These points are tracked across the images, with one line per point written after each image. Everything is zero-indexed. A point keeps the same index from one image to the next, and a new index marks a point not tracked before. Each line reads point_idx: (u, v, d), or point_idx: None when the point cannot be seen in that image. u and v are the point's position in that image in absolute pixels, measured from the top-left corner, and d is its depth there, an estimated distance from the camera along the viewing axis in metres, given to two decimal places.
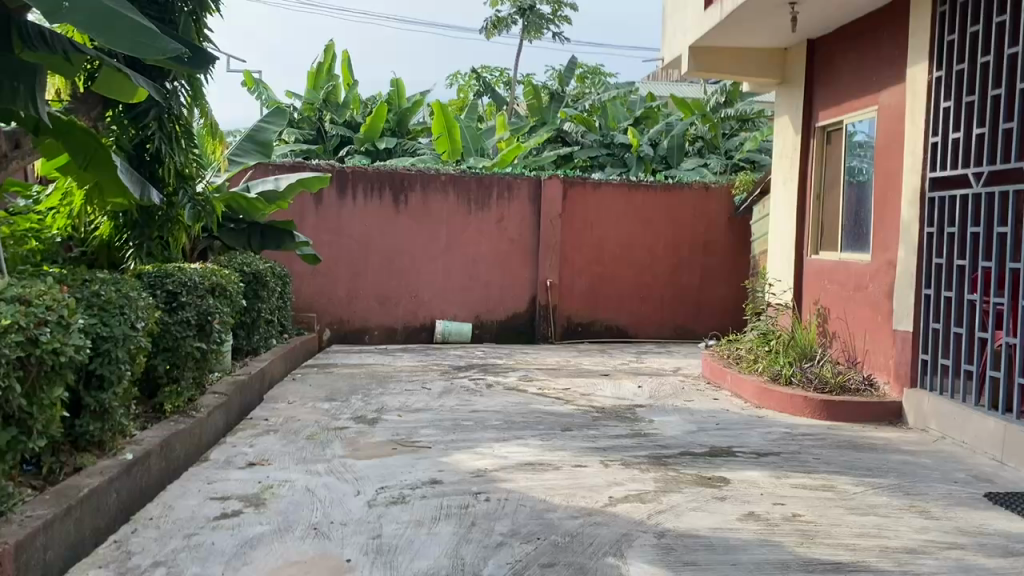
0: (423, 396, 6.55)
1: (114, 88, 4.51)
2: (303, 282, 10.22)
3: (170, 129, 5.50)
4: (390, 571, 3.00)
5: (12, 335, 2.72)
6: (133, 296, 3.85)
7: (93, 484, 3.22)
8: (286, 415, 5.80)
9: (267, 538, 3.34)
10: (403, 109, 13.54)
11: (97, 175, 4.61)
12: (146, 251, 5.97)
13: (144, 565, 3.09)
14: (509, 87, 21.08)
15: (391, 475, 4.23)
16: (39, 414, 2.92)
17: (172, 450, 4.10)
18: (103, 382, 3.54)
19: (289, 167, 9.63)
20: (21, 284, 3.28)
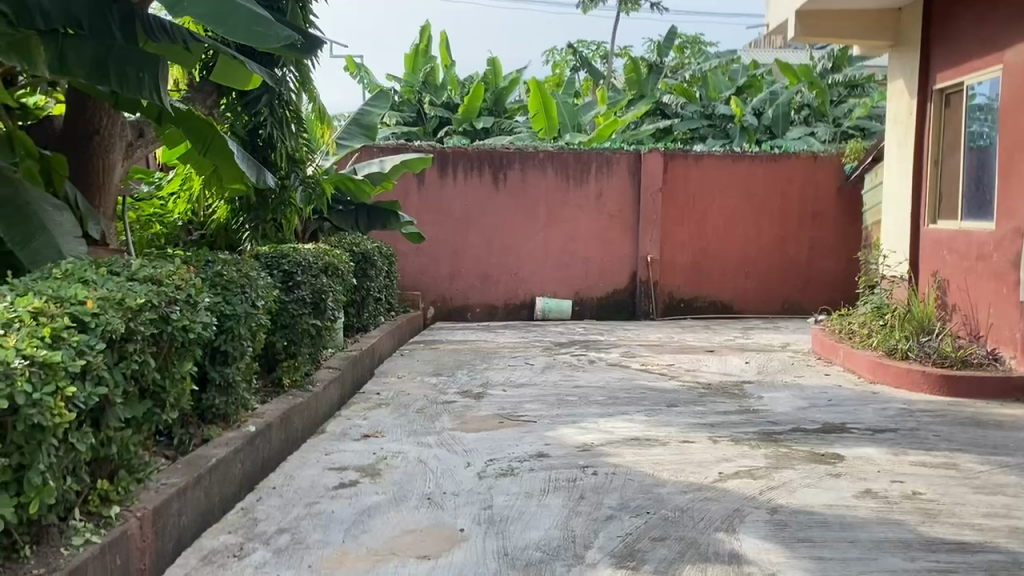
0: (527, 371, 6.62)
1: (231, 77, 4.69)
2: (406, 260, 10.44)
3: (281, 115, 5.73)
4: (502, 541, 3.06)
5: (147, 314, 2.89)
6: (252, 277, 4.03)
7: (220, 454, 3.40)
8: (395, 389, 5.96)
9: (383, 507, 3.45)
10: (500, 87, 13.60)
11: (214, 161, 4.82)
12: (261, 233, 6.16)
13: (270, 531, 3.25)
14: (606, 61, 20.87)
15: (499, 448, 4.29)
16: (171, 388, 3.10)
17: (291, 422, 4.28)
18: (227, 358, 3.73)
19: (392, 149, 9.84)
20: (152, 264, 3.47)
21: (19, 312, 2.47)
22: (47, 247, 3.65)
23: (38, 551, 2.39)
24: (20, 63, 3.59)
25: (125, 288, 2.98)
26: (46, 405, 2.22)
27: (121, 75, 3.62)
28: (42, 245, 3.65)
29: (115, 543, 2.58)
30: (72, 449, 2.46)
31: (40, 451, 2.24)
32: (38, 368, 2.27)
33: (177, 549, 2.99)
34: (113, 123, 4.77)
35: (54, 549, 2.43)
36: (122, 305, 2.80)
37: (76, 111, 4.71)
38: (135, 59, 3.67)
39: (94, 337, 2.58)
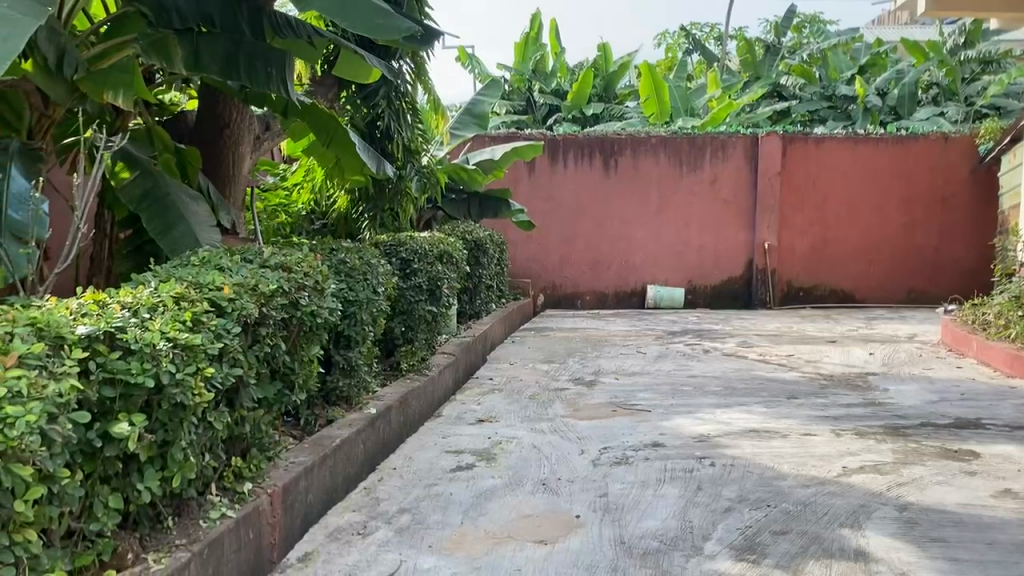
0: (640, 360, 6.57)
1: (349, 67, 4.81)
2: (517, 248, 10.52)
3: (397, 106, 5.88)
4: (619, 529, 3.05)
5: (278, 300, 3.02)
6: (374, 264, 4.15)
7: (344, 435, 3.52)
8: (508, 375, 6.03)
9: (500, 492, 3.49)
10: (611, 73, 13.53)
11: (337, 153, 4.97)
12: (379, 221, 6.41)
13: (392, 511, 3.35)
14: (720, 43, 20.38)
15: (613, 436, 4.28)
16: (299, 369, 3.25)
17: (409, 406, 4.40)
18: (349, 342, 3.86)
19: (504, 138, 9.93)
20: (283, 252, 3.62)
21: (163, 297, 2.61)
22: (186, 236, 3.86)
23: (179, 523, 2.53)
24: (159, 62, 3.71)
25: (257, 275, 3.11)
26: (187, 384, 2.35)
27: (250, 70, 3.79)
28: (181, 234, 3.86)
29: (248, 518, 2.71)
30: (211, 427, 2.60)
31: (182, 428, 2.38)
32: (180, 350, 2.40)
33: (304, 527, 3.12)
34: (243, 117, 4.99)
35: (194, 521, 2.58)
36: (255, 290, 2.93)
37: (208, 107, 4.95)
38: (264, 54, 3.83)
39: (230, 321, 2.71)
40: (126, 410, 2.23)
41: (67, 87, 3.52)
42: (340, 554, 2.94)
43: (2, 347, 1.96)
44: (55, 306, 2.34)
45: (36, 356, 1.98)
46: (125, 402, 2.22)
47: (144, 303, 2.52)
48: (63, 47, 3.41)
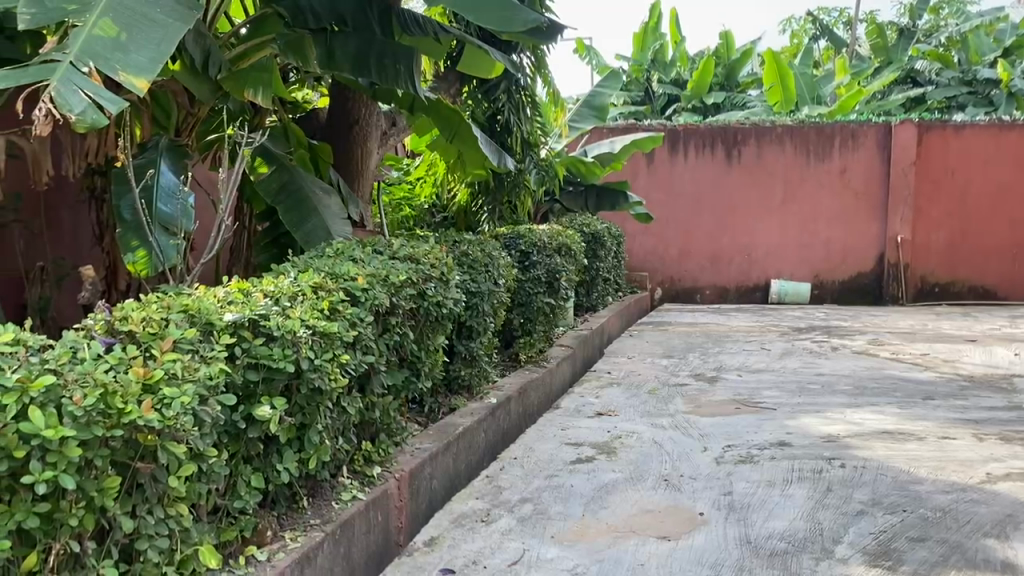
0: (764, 356, 6.40)
1: (475, 62, 4.87)
2: (635, 241, 10.41)
3: (517, 99, 5.92)
4: (744, 528, 2.99)
5: (406, 290, 3.10)
6: (495, 256, 4.20)
7: (466, 423, 3.58)
8: (627, 369, 5.99)
9: (621, 485, 3.48)
10: (732, 61, 13.14)
11: (460, 146, 5.04)
12: (498, 214, 6.52)
13: (514, 499, 3.39)
14: (849, 27, 19.54)
15: (738, 434, 4.18)
16: (425, 358, 3.34)
17: (528, 397, 4.43)
18: (472, 333, 3.94)
19: (622, 129, 9.86)
20: (409, 244, 3.70)
21: (302, 286, 2.73)
22: (319, 229, 4.02)
23: (314, 503, 2.65)
24: (295, 59, 3.88)
25: (388, 265, 3.20)
26: (324, 370, 2.45)
27: (381, 67, 3.94)
28: (314, 226, 4.03)
29: (378, 500, 2.79)
30: (344, 412, 2.71)
31: (319, 412, 2.48)
32: (318, 337, 2.50)
33: (430, 511, 3.20)
34: (371, 112, 5.14)
35: (327, 502, 2.69)
36: (386, 281, 3.02)
37: (339, 104, 5.12)
38: (393, 51, 3.97)
39: (363, 310, 2.81)
40: (268, 393, 2.35)
41: (211, 87, 3.70)
42: (465, 540, 3.00)
43: (159, 332, 2.09)
44: (205, 293, 2.48)
45: (189, 341, 2.11)
46: (267, 385, 2.34)
47: (285, 292, 2.64)
48: (209, 48, 3.55)
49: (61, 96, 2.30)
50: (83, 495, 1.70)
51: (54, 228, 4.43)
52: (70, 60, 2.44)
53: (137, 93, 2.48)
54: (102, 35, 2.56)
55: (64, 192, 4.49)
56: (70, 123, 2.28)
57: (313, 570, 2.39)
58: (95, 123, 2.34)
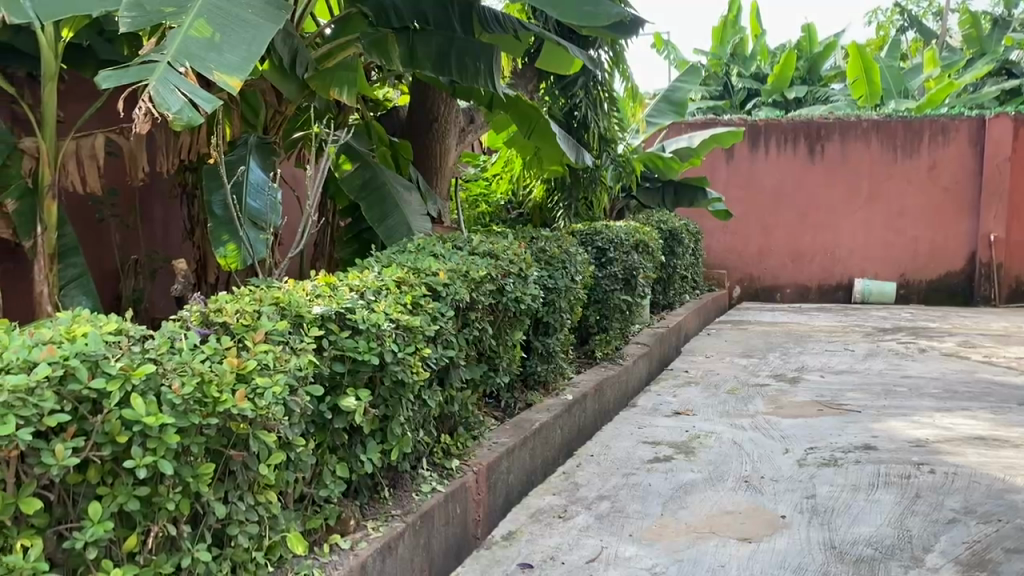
0: (847, 357, 6.23)
1: (555, 60, 4.87)
2: (713, 238, 10.27)
3: (595, 96, 5.88)
4: (828, 532, 2.92)
5: (486, 286, 3.13)
6: (572, 252, 4.19)
7: (542, 419, 3.59)
8: (705, 368, 5.91)
9: (700, 485, 3.44)
10: (815, 54, 12.83)
11: (538, 143, 5.04)
12: (574, 210, 6.48)
13: (591, 497, 3.38)
14: (940, 17, 18.85)
15: (821, 437, 4.09)
16: (503, 353, 3.36)
17: (604, 394, 4.41)
18: (548, 328, 3.95)
19: (701, 124, 9.73)
20: (488, 240, 3.72)
21: (386, 281, 2.78)
22: (399, 225, 4.09)
23: (395, 494, 2.69)
24: (380, 59, 3.95)
25: (468, 261, 3.23)
26: (407, 363, 2.49)
27: (461, 68, 4.00)
28: (395, 222, 4.10)
29: (456, 493, 2.82)
30: (425, 405, 2.75)
31: (401, 405, 2.52)
32: (402, 331, 2.54)
33: (506, 506, 3.21)
34: (450, 110, 5.18)
35: (407, 493, 2.73)
36: (467, 276, 3.05)
37: (419, 102, 5.18)
38: (473, 50, 4.00)
39: (444, 304, 2.84)
40: (353, 384, 2.40)
41: (297, 84, 3.79)
42: (542, 535, 3.01)
43: (251, 324, 2.16)
44: (294, 287, 2.55)
45: (280, 332, 2.17)
46: (352, 376, 2.39)
47: (370, 286, 2.69)
48: (296, 47, 3.64)
49: (159, 95, 2.40)
50: (180, 480, 1.76)
51: (148, 223, 4.61)
52: (167, 61, 2.52)
53: (230, 92, 2.57)
54: (197, 36, 2.64)
55: (157, 188, 4.68)
56: (168, 121, 2.38)
57: (394, 560, 2.43)
58: (190, 121, 2.43)
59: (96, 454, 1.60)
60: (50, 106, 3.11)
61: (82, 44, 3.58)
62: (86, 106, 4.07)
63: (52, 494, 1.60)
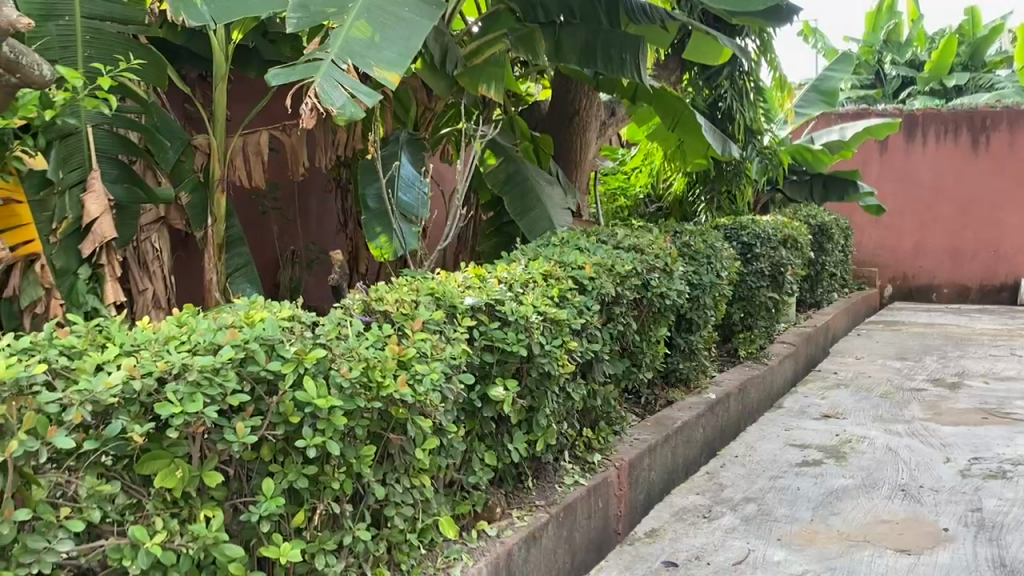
0: (1014, 363, 5.82)
1: (702, 50, 4.78)
2: (863, 233, 9.81)
3: (741, 86, 5.71)
4: (998, 549, 2.73)
5: (632, 280, 3.10)
6: (717, 247, 4.10)
7: (685, 418, 3.53)
8: (855, 370, 5.65)
9: (853, 491, 3.30)
10: (979, 38, 11.98)
11: (682, 135, 4.95)
12: (716, 204, 6.40)
13: (737, 498, 3.30)
14: None
15: (986, 446, 3.83)
16: (647, 349, 3.34)
17: (748, 394, 4.29)
18: (691, 326, 3.89)
19: (853, 114, 9.30)
20: (634, 234, 3.69)
21: (533, 274, 2.81)
22: (542, 218, 4.13)
23: (538, 485, 2.73)
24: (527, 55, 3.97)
25: (613, 255, 3.21)
26: (554, 355, 2.51)
27: (607, 59, 3.98)
28: (537, 216, 4.14)
29: (599, 487, 2.82)
30: (570, 398, 2.76)
31: (547, 397, 2.55)
32: (549, 323, 2.56)
33: (648, 503, 3.18)
34: (592, 102, 5.16)
35: (551, 484, 2.75)
36: (612, 270, 3.03)
37: (561, 95, 5.19)
38: (620, 41, 3.97)
39: (591, 298, 2.84)
40: (501, 374, 2.45)
41: (447, 81, 3.88)
42: (687, 535, 2.97)
43: (410, 312, 2.24)
44: (446, 278, 2.62)
45: (436, 322, 2.24)
46: (501, 366, 2.44)
47: (518, 279, 2.72)
48: (447, 45, 3.76)
49: (324, 91, 2.50)
50: (344, 460, 1.86)
51: (305, 215, 4.83)
52: (331, 59, 2.63)
53: (389, 87, 2.66)
54: (359, 36, 2.74)
55: (313, 182, 4.89)
56: (331, 115, 2.48)
57: (538, 550, 2.45)
58: (352, 116, 2.52)
59: (271, 433, 1.70)
60: (221, 104, 3.30)
61: (250, 45, 3.79)
62: (250, 105, 4.30)
63: (231, 469, 1.71)
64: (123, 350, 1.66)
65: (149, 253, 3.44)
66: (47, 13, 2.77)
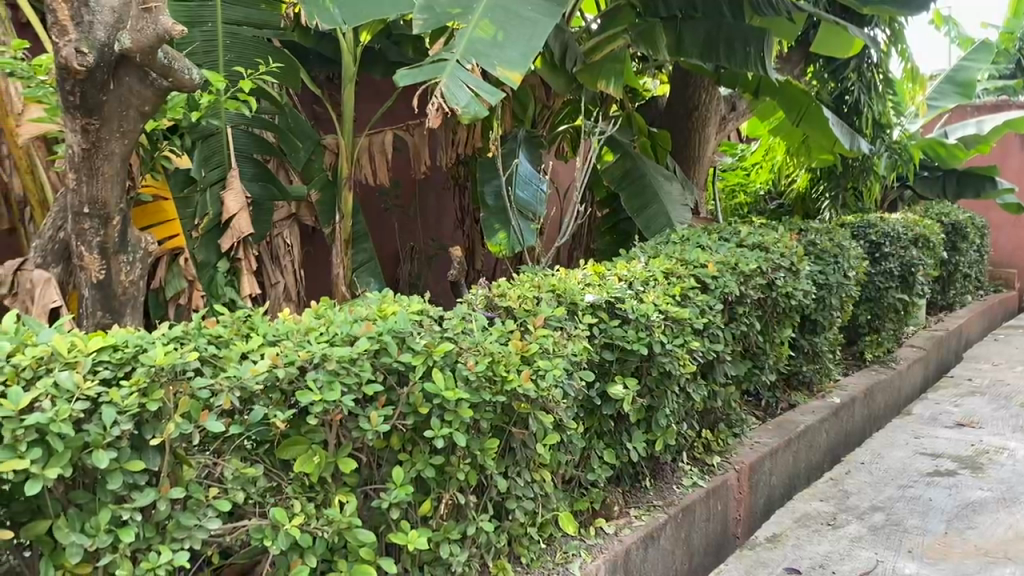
0: None
1: (832, 41, 4.61)
2: (1002, 233, 9.28)
3: (869, 78, 5.49)
4: None
5: (757, 279, 3.03)
6: (845, 245, 3.95)
7: (808, 422, 3.42)
8: (992, 377, 5.34)
9: (992, 505, 3.13)
10: None
11: (807, 129, 4.78)
12: (841, 202, 6.16)
13: (863, 507, 3.18)
14: None
15: None
16: (770, 350, 3.27)
17: (875, 399, 4.12)
18: (816, 327, 3.77)
19: (991, 106, 8.78)
20: (758, 232, 3.60)
21: (655, 271, 2.78)
22: (659, 216, 4.07)
23: (656, 484, 2.71)
24: (647, 50, 3.92)
25: (737, 253, 3.15)
26: (675, 355, 2.47)
27: (730, 52, 3.90)
28: (655, 213, 4.09)
29: (719, 490, 2.77)
30: (690, 398, 2.73)
31: (667, 397, 2.52)
32: (671, 322, 2.52)
33: (768, 508, 3.11)
34: (712, 98, 5.04)
35: (669, 485, 2.73)
36: (736, 269, 2.97)
37: (680, 91, 5.10)
38: (743, 33, 3.89)
39: (714, 297, 2.79)
40: (622, 372, 2.44)
41: (566, 77, 3.89)
42: (810, 542, 2.88)
43: (533, 309, 2.27)
44: (567, 275, 2.64)
45: (557, 319, 2.26)
46: (621, 364, 2.43)
47: (639, 276, 2.70)
48: (566, 42, 3.80)
49: (450, 90, 2.54)
50: (469, 452, 1.89)
51: (425, 212, 4.94)
52: (456, 59, 2.68)
53: (512, 86, 2.69)
54: (482, 36, 2.79)
55: (434, 179, 4.99)
56: (457, 114, 2.51)
57: (656, 550, 2.43)
58: (476, 114, 2.56)
59: (401, 423, 1.75)
60: (349, 105, 3.41)
61: (375, 47, 3.90)
62: (375, 105, 4.43)
63: (363, 456, 1.77)
64: (265, 339, 1.74)
65: (281, 248, 3.59)
66: (192, 19, 2.94)
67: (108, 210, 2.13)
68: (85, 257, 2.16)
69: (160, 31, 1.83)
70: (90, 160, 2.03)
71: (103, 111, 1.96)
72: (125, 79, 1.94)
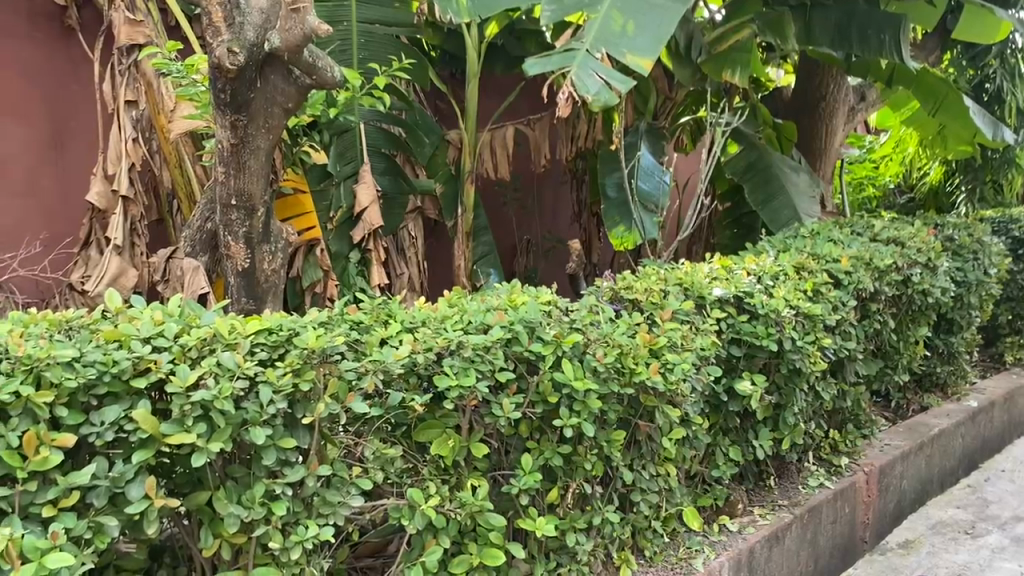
0: None
1: (978, 26, 4.35)
2: None
3: (1013, 64, 5.19)
4: None
5: (892, 275, 2.92)
6: (986, 242, 3.75)
7: (943, 425, 3.27)
8: None
9: None
10: None
11: (944, 119, 4.55)
12: (980, 195, 5.85)
13: (1004, 516, 3.02)
14: None
15: None
16: (904, 350, 3.16)
17: (1015, 405, 3.90)
18: (952, 327, 3.59)
19: None
20: (892, 226, 3.46)
21: (784, 266, 2.71)
22: (785, 208, 3.97)
23: (781, 484, 2.65)
24: (774, 39, 3.77)
25: (870, 248, 3.03)
26: (806, 352, 2.41)
27: (862, 38, 3.76)
28: (781, 205, 3.99)
29: (847, 493, 2.69)
30: (819, 397, 2.66)
31: (795, 395, 2.47)
32: (802, 318, 2.46)
33: (899, 512, 2.99)
34: (840, 88, 4.88)
35: (794, 484, 2.67)
36: (871, 264, 2.87)
37: (807, 81, 4.96)
38: (877, 20, 3.74)
39: (847, 293, 2.71)
40: (749, 368, 2.40)
41: (691, 67, 3.86)
42: (947, 550, 2.76)
43: (660, 302, 2.26)
44: (693, 269, 2.61)
45: (685, 312, 2.24)
46: (748, 360, 2.39)
47: (768, 271, 2.64)
48: (692, 34, 3.81)
49: (579, 81, 2.55)
50: (596, 443, 1.91)
51: (542, 205, 4.97)
52: (586, 48, 2.69)
53: (641, 73, 2.70)
54: (612, 24, 2.79)
55: (552, 172, 5.02)
56: (586, 103, 2.50)
57: (782, 550, 2.38)
58: (606, 103, 2.54)
59: (531, 411, 1.79)
60: (474, 100, 3.47)
61: (499, 43, 3.95)
62: (497, 98, 4.49)
63: (494, 442, 1.81)
64: (404, 326, 1.80)
65: (406, 240, 3.69)
66: (330, 19, 3.09)
67: (253, 202, 2.24)
68: (231, 246, 2.29)
69: (307, 31, 1.95)
70: (238, 154, 2.13)
71: (251, 108, 2.06)
72: (271, 78, 2.06)
